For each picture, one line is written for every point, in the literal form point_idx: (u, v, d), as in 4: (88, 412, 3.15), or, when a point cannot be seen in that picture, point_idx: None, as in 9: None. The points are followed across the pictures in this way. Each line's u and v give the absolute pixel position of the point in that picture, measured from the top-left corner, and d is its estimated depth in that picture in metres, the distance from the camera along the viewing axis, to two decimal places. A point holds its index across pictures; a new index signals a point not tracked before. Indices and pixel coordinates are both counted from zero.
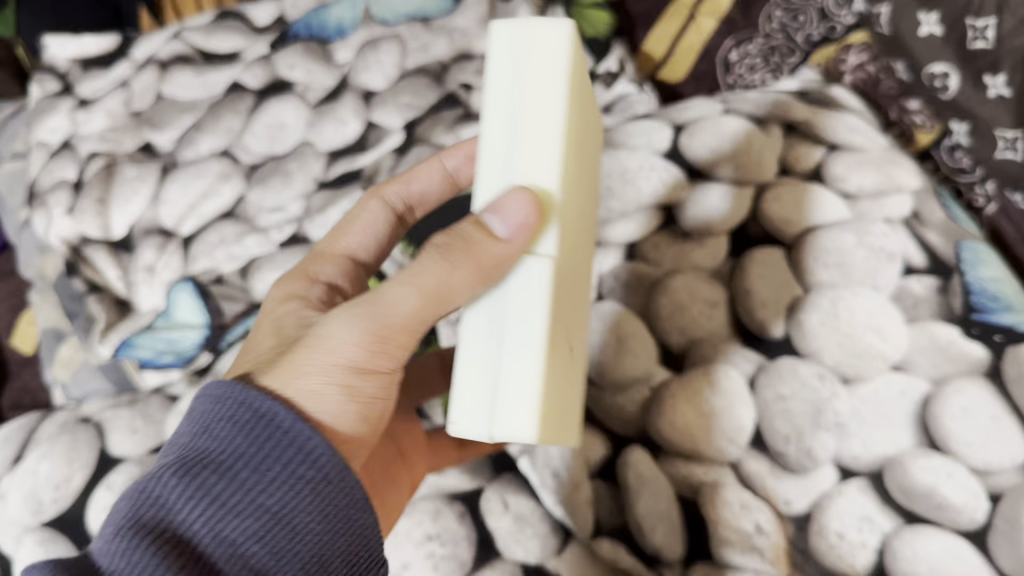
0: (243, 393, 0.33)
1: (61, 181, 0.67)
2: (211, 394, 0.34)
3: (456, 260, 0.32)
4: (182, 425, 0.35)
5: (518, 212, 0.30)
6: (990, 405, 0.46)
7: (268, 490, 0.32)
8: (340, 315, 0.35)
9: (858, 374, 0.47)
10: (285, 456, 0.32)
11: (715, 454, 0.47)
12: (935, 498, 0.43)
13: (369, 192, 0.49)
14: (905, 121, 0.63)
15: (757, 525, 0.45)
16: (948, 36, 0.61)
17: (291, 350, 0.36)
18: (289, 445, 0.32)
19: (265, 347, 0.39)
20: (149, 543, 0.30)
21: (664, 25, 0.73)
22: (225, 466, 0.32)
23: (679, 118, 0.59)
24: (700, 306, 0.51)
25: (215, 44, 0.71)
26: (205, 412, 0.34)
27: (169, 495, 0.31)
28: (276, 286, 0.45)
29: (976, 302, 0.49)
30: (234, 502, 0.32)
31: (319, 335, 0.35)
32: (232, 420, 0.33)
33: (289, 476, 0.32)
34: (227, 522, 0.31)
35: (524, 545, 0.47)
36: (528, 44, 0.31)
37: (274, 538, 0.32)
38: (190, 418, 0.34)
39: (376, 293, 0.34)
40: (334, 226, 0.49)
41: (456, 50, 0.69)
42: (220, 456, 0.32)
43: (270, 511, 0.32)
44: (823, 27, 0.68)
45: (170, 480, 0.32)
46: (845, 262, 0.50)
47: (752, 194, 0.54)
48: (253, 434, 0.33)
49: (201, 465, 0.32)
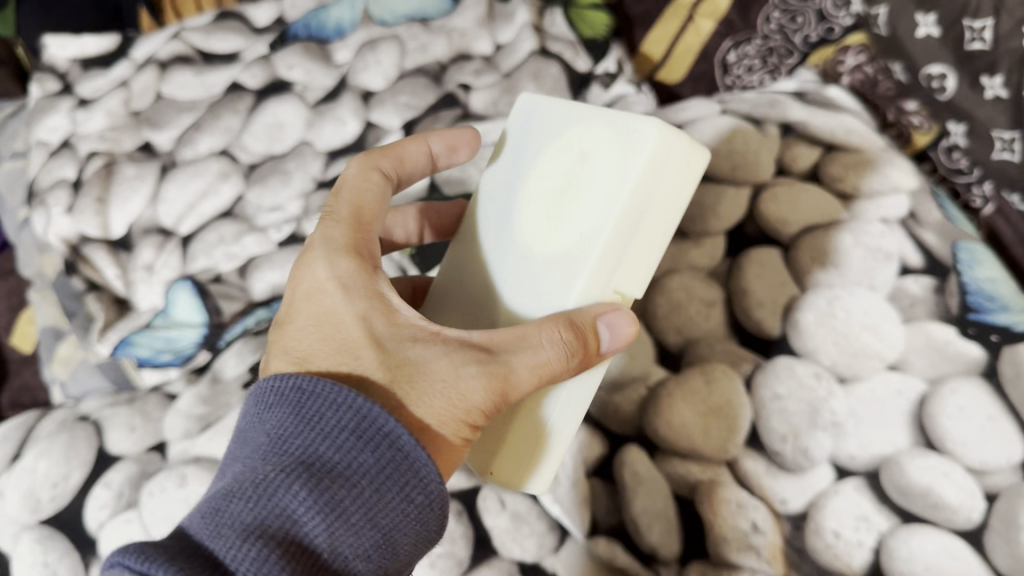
0: (366, 406, 0.32)
1: (60, 180, 0.67)
2: (321, 393, 0.32)
3: (574, 350, 0.35)
4: (282, 419, 0.32)
5: (629, 334, 0.36)
6: (986, 405, 0.46)
7: (384, 510, 0.31)
8: (468, 358, 0.35)
9: (855, 374, 0.47)
10: (404, 479, 0.32)
11: (712, 453, 0.47)
12: (930, 498, 0.44)
13: (359, 162, 0.43)
14: (903, 122, 0.64)
15: (754, 524, 0.45)
16: (945, 37, 0.60)
17: (405, 371, 0.34)
18: (409, 467, 0.32)
19: (339, 344, 0.35)
20: (278, 548, 0.29)
21: (661, 27, 0.74)
22: (348, 478, 0.31)
23: (679, 118, 0.60)
24: (697, 306, 0.52)
25: (214, 43, 0.72)
26: (316, 408, 0.32)
27: (296, 500, 0.30)
28: (304, 269, 0.38)
29: (973, 302, 0.49)
30: (355, 518, 0.31)
31: (440, 371, 0.34)
32: (353, 431, 0.32)
33: (404, 497, 0.32)
34: (347, 538, 0.30)
35: (520, 543, 0.47)
36: (666, 178, 0.38)
37: (377, 558, 0.31)
38: (290, 408, 0.32)
39: (508, 349, 0.35)
40: (324, 200, 0.41)
41: (454, 50, 0.70)
42: (343, 467, 0.31)
43: (382, 529, 0.31)
44: (822, 28, 0.68)
45: (297, 485, 0.30)
46: (841, 262, 0.51)
47: (749, 195, 0.54)
48: (378, 453, 0.32)
49: (321, 466, 0.31)
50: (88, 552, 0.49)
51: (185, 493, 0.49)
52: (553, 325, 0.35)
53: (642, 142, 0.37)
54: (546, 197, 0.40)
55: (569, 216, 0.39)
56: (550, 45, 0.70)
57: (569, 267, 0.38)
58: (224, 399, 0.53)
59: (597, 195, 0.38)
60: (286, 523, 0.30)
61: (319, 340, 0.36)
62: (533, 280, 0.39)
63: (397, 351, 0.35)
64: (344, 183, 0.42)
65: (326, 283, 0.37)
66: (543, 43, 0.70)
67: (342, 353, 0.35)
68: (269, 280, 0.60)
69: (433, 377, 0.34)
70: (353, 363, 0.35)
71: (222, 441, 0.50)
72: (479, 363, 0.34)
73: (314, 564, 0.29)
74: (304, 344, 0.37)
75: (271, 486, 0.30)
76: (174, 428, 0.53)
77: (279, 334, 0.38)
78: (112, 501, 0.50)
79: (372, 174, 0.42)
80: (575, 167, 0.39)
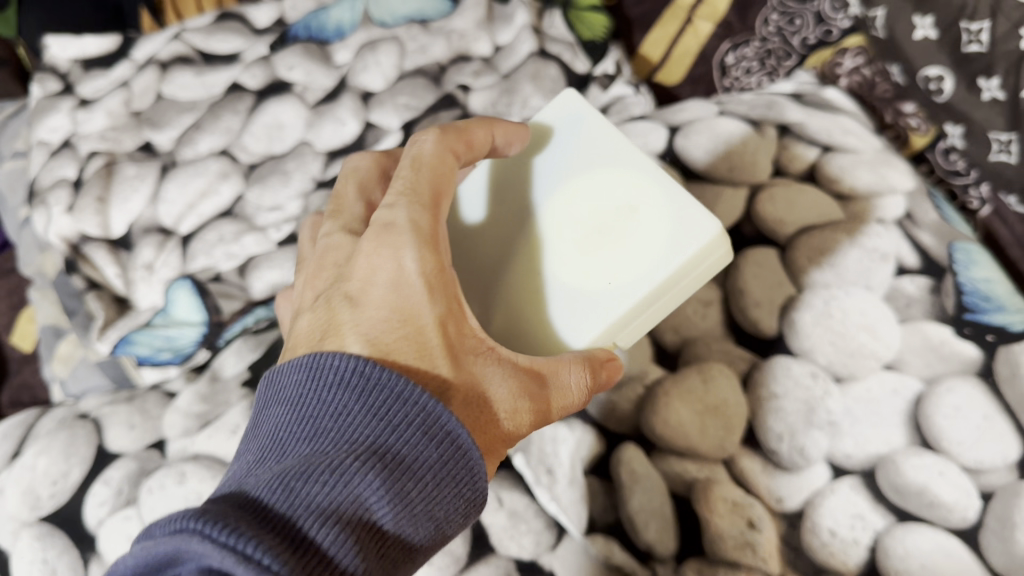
0: (431, 402, 0.32)
1: (61, 179, 0.67)
2: (384, 382, 0.32)
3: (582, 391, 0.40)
4: (344, 402, 0.32)
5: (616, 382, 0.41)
6: (981, 405, 0.46)
7: (439, 502, 0.32)
8: (510, 381, 0.38)
9: (850, 373, 0.48)
10: (460, 474, 0.32)
11: (709, 452, 0.47)
12: (926, 497, 0.44)
13: (437, 139, 0.41)
14: (901, 124, 0.65)
15: (750, 522, 0.45)
16: (943, 40, 0.60)
17: (461, 381, 0.36)
18: (464, 465, 0.32)
19: (409, 337, 0.36)
20: (357, 533, 0.28)
21: (660, 28, 0.75)
22: (413, 469, 0.31)
23: (676, 118, 0.60)
24: (695, 306, 0.52)
25: (215, 44, 0.72)
26: (379, 396, 0.32)
27: (369, 487, 0.30)
28: (380, 252, 0.37)
29: (969, 302, 0.50)
30: (416, 508, 0.31)
31: (486, 388, 0.37)
32: (416, 424, 0.32)
33: (455, 492, 0.32)
34: (409, 528, 0.30)
35: (518, 540, 0.47)
36: (704, 269, 0.41)
37: (424, 550, 0.31)
38: (353, 392, 0.32)
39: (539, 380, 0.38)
40: (402, 171, 0.40)
41: (453, 51, 0.70)
42: (408, 458, 0.31)
43: (434, 522, 0.31)
44: (819, 30, 0.69)
45: (370, 472, 0.30)
46: (838, 262, 0.51)
47: (746, 196, 0.54)
48: (439, 447, 0.32)
49: (391, 457, 0.31)
50: (87, 549, 0.49)
51: (184, 490, 0.49)
52: (580, 366, 0.39)
53: (703, 227, 0.40)
54: (574, 227, 0.43)
55: (597, 261, 0.42)
56: (549, 47, 0.70)
57: (591, 307, 0.42)
58: (223, 398, 0.53)
59: (633, 255, 0.41)
60: (358, 510, 0.29)
61: (394, 332, 0.36)
62: (553, 301, 0.43)
63: (461, 356, 0.37)
64: (422, 162, 0.40)
65: (410, 274, 0.36)
66: (542, 44, 0.70)
67: (420, 353, 0.35)
68: (269, 279, 0.61)
69: (481, 391, 0.37)
70: (429, 368, 0.35)
71: (221, 439, 0.50)
72: (521, 390, 0.38)
73: (380, 551, 0.29)
74: (379, 328, 0.36)
75: (345, 469, 0.29)
76: (173, 426, 0.53)
77: (345, 310, 0.37)
78: (111, 498, 0.50)
79: (449, 157, 0.41)
80: (617, 211, 0.42)
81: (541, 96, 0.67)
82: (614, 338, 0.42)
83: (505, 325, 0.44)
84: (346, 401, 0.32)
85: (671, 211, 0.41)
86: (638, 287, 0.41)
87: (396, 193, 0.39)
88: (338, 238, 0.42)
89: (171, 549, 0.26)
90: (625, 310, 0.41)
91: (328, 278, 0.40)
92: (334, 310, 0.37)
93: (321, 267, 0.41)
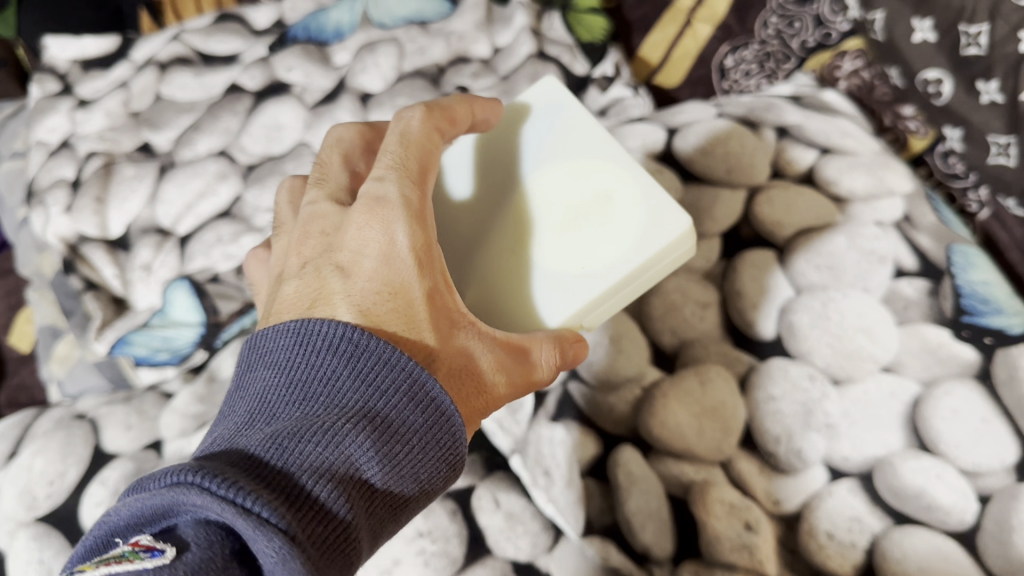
0: (418, 368, 0.33)
1: (60, 179, 0.67)
2: (373, 345, 0.33)
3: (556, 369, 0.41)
4: (335, 364, 0.32)
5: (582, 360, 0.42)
6: (980, 408, 0.46)
7: (424, 465, 0.32)
8: (490, 353, 0.38)
9: (848, 375, 0.48)
10: (445, 439, 0.33)
11: (707, 454, 0.47)
12: (923, 499, 0.44)
13: (427, 113, 0.41)
14: (899, 127, 0.65)
15: (747, 524, 0.45)
16: (942, 42, 0.60)
17: (445, 351, 0.36)
18: (450, 430, 0.33)
19: (398, 306, 0.36)
20: (345, 493, 0.29)
21: (659, 31, 0.75)
22: (401, 432, 0.32)
23: (674, 121, 0.60)
24: (692, 307, 0.51)
25: (214, 45, 0.72)
26: (368, 359, 0.32)
27: (356, 447, 0.30)
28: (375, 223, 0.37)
29: (967, 305, 0.50)
30: (402, 471, 0.31)
31: (469, 358, 0.37)
32: (405, 388, 0.32)
33: (440, 457, 0.33)
34: (392, 488, 0.31)
35: (514, 542, 0.47)
36: (669, 259, 0.44)
37: (407, 509, 0.32)
38: (343, 357, 0.32)
39: (520, 354, 0.39)
40: (391, 144, 0.40)
41: (452, 53, 0.70)
42: (396, 420, 0.32)
43: (419, 483, 0.32)
44: (819, 33, 0.69)
45: (358, 433, 0.30)
46: (836, 264, 0.51)
47: (744, 198, 0.54)
48: (427, 412, 0.32)
49: (380, 419, 0.31)
50: None
51: None
52: (551, 345, 0.40)
53: (678, 221, 0.43)
54: (552, 212, 0.45)
55: (570, 245, 0.44)
56: (548, 49, 0.70)
57: (565, 289, 0.43)
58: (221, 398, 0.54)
59: (608, 242, 0.43)
60: (349, 469, 0.30)
61: (385, 302, 0.36)
62: (521, 283, 0.44)
63: (443, 325, 0.37)
64: (410, 139, 0.40)
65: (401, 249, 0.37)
66: (541, 46, 0.70)
67: (408, 324, 0.36)
68: None
69: (464, 363, 0.37)
70: (415, 335, 0.36)
71: None
72: (501, 364, 0.38)
73: (365, 508, 0.30)
74: (370, 298, 0.36)
75: (335, 431, 0.30)
76: (170, 426, 0.53)
77: (336, 279, 0.37)
78: (107, 498, 0.50)
79: (435, 135, 0.41)
80: (591, 201, 0.45)
81: None
82: (581, 319, 0.43)
83: (477, 294, 0.45)
84: (335, 366, 0.32)
85: (647, 206, 0.44)
86: (613, 272, 0.43)
87: (385, 166, 0.39)
88: (326, 206, 0.41)
89: (168, 501, 0.26)
90: (598, 292, 0.42)
91: (315, 246, 0.39)
92: (323, 278, 0.37)
93: (306, 233, 0.40)
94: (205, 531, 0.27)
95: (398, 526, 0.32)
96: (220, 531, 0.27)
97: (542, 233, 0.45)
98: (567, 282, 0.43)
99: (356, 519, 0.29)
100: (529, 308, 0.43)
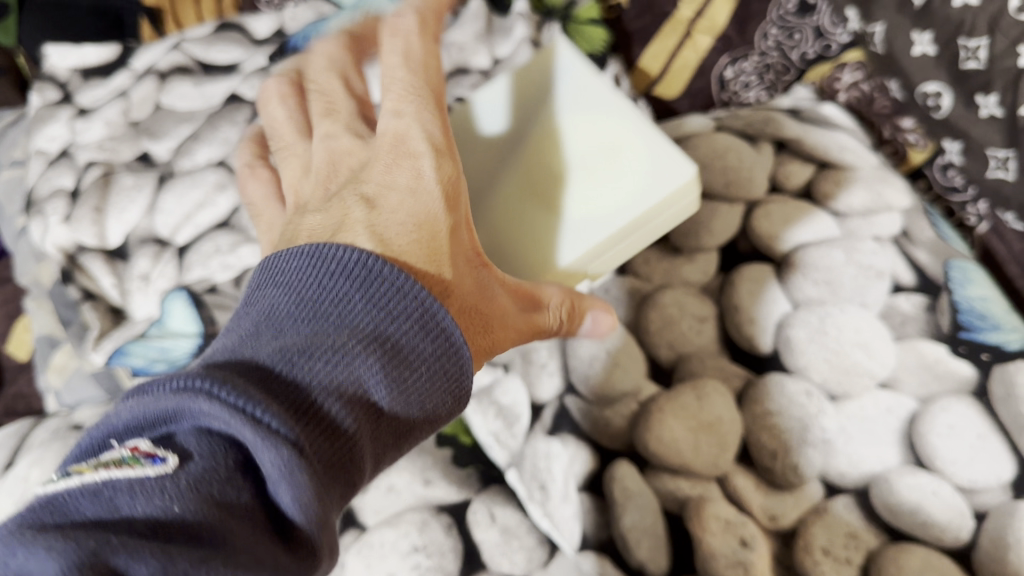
0: (430, 298, 0.33)
1: (58, 189, 0.67)
2: (388, 271, 0.32)
3: (567, 320, 0.45)
4: (348, 286, 0.32)
5: (605, 326, 0.47)
6: (977, 424, 0.46)
7: (428, 395, 0.32)
8: (499, 287, 0.41)
9: (845, 391, 0.48)
10: (450, 370, 0.33)
11: (704, 469, 0.47)
12: (919, 516, 0.44)
13: (422, 39, 0.47)
14: (898, 139, 0.65)
15: (743, 540, 0.45)
16: (941, 56, 0.60)
17: (459, 288, 0.38)
18: (456, 361, 0.33)
19: (418, 238, 0.37)
20: (350, 412, 0.28)
21: (659, 42, 0.75)
22: (410, 358, 0.31)
23: (675, 131, 0.60)
24: (690, 321, 0.52)
25: (214, 55, 0.72)
26: (382, 284, 0.32)
27: (366, 367, 0.29)
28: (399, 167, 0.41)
29: (964, 320, 0.49)
30: (408, 398, 0.31)
31: (484, 293, 0.40)
32: (417, 314, 0.32)
33: (444, 387, 0.32)
34: (397, 413, 0.30)
35: (510, 557, 0.47)
36: (672, 219, 0.51)
37: (411, 434, 0.32)
38: (358, 280, 0.32)
39: (527, 291, 0.43)
40: (401, 86, 0.44)
41: (452, 64, 0.70)
42: (406, 346, 0.31)
43: (422, 410, 0.32)
44: (819, 44, 0.70)
45: (367, 353, 0.30)
46: (833, 279, 0.51)
47: (743, 212, 0.55)
48: (438, 340, 0.32)
49: (390, 343, 0.31)
50: None
51: None
52: (564, 295, 0.45)
53: (683, 171, 0.48)
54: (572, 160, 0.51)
55: (585, 192, 0.49)
56: None
57: (576, 234, 0.49)
58: None
59: (618, 191, 0.49)
60: (357, 389, 0.29)
61: (405, 233, 0.37)
62: (541, 224, 0.50)
63: (456, 260, 0.39)
64: (420, 66, 0.45)
65: (429, 176, 0.40)
66: None
67: (429, 258, 0.37)
68: None
69: (479, 297, 0.39)
70: (436, 270, 0.37)
71: None
72: (515, 303, 0.42)
73: (370, 429, 0.29)
74: (391, 229, 0.37)
75: (344, 349, 0.29)
76: None
77: (360, 210, 0.38)
78: None
79: (433, 61, 0.46)
80: (607, 150, 0.50)
81: None
82: (589, 264, 0.49)
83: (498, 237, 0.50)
84: (351, 275, 0.32)
85: (655, 157, 0.49)
86: (621, 218, 0.48)
87: (406, 105, 0.43)
88: (350, 143, 0.46)
89: (174, 403, 0.26)
90: (603, 237, 0.48)
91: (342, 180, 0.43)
92: (347, 210, 0.39)
93: (331, 164, 0.45)
94: (208, 442, 0.26)
95: (399, 450, 0.32)
96: (224, 441, 0.26)
97: (561, 179, 0.50)
98: (576, 224, 0.49)
99: (359, 437, 0.28)
100: (543, 250, 0.49)
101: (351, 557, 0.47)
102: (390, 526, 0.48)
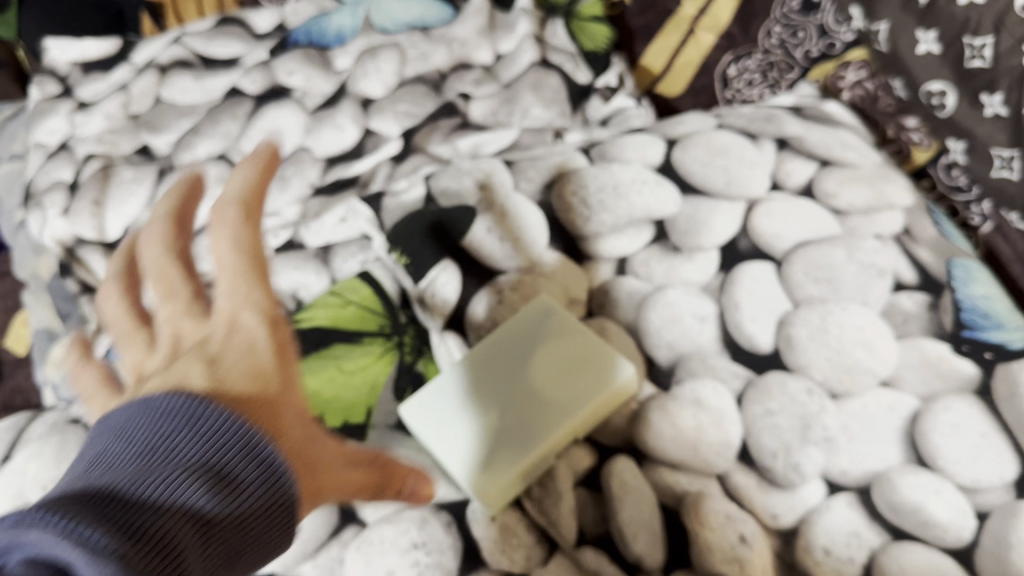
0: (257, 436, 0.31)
1: (57, 182, 0.67)
2: (213, 417, 0.31)
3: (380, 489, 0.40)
4: (172, 432, 0.30)
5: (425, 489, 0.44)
6: (979, 423, 0.45)
7: (260, 533, 0.30)
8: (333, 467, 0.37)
9: (846, 390, 0.47)
10: (282, 504, 0.31)
11: (703, 466, 0.46)
12: (920, 515, 0.43)
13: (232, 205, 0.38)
14: (903, 138, 0.64)
15: (742, 536, 0.44)
16: (946, 54, 0.60)
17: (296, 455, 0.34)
18: (287, 502, 0.31)
19: (246, 388, 0.34)
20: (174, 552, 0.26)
21: (662, 39, 0.76)
22: (235, 487, 0.29)
23: (672, 132, 0.59)
24: (690, 320, 0.51)
25: (214, 48, 0.72)
26: (209, 423, 0.30)
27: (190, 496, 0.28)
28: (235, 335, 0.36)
29: (967, 319, 0.50)
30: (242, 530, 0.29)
31: (319, 460, 0.35)
32: (242, 444, 0.30)
33: (279, 519, 0.30)
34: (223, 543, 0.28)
35: (510, 555, 0.46)
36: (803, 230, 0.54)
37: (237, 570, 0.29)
38: (184, 420, 0.30)
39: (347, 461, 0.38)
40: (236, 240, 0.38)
41: (454, 59, 0.71)
42: (232, 476, 0.29)
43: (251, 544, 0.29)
44: (823, 43, 0.69)
45: (196, 486, 0.28)
46: (835, 277, 0.51)
47: (743, 210, 0.54)
48: (264, 473, 0.30)
49: (222, 477, 0.29)
50: None
51: None
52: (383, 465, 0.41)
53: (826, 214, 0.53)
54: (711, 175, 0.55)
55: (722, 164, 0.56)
56: (551, 57, 0.71)
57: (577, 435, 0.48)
58: None
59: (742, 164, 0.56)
60: (184, 513, 0.27)
61: (238, 400, 0.33)
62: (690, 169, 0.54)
63: (292, 413, 0.34)
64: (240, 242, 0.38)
65: (263, 343, 0.36)
66: (544, 54, 0.71)
67: (273, 415, 0.33)
68: None
69: (313, 462, 0.35)
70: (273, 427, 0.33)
71: None
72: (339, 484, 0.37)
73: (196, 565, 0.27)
74: (228, 387, 0.33)
75: (168, 481, 0.27)
76: None
77: (198, 368, 0.34)
78: None
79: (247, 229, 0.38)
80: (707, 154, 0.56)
81: (542, 106, 0.68)
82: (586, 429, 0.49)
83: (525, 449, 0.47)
84: (175, 429, 0.30)
85: (799, 213, 0.53)
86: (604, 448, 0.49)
87: (227, 251, 0.38)
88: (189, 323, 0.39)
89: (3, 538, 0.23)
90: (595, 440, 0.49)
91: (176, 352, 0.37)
92: (183, 369, 0.34)
93: (176, 342, 0.38)
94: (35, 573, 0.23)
95: None
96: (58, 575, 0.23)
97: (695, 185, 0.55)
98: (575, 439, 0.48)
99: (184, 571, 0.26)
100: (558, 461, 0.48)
101: (349, 553, 0.47)
102: (390, 523, 0.47)
